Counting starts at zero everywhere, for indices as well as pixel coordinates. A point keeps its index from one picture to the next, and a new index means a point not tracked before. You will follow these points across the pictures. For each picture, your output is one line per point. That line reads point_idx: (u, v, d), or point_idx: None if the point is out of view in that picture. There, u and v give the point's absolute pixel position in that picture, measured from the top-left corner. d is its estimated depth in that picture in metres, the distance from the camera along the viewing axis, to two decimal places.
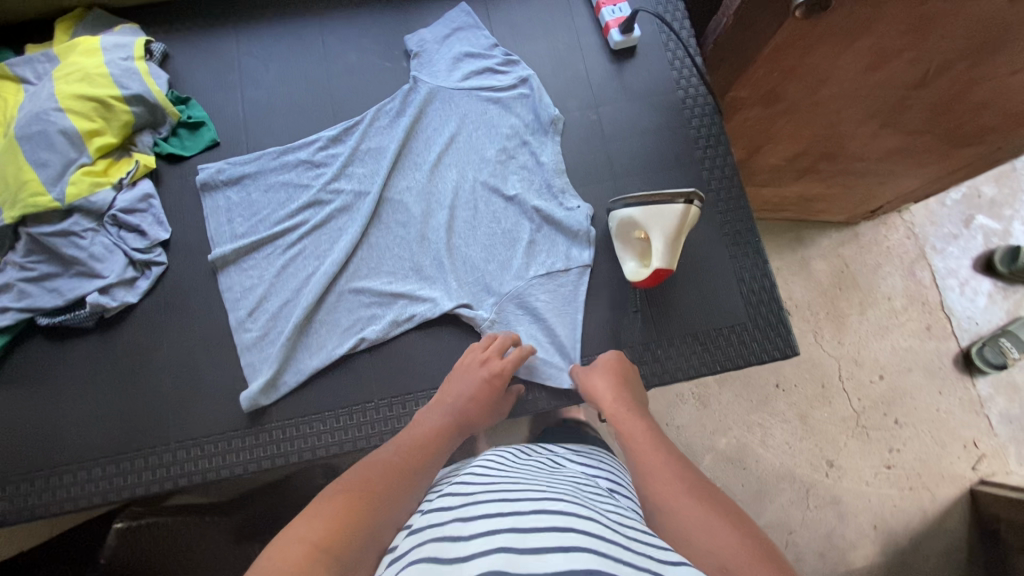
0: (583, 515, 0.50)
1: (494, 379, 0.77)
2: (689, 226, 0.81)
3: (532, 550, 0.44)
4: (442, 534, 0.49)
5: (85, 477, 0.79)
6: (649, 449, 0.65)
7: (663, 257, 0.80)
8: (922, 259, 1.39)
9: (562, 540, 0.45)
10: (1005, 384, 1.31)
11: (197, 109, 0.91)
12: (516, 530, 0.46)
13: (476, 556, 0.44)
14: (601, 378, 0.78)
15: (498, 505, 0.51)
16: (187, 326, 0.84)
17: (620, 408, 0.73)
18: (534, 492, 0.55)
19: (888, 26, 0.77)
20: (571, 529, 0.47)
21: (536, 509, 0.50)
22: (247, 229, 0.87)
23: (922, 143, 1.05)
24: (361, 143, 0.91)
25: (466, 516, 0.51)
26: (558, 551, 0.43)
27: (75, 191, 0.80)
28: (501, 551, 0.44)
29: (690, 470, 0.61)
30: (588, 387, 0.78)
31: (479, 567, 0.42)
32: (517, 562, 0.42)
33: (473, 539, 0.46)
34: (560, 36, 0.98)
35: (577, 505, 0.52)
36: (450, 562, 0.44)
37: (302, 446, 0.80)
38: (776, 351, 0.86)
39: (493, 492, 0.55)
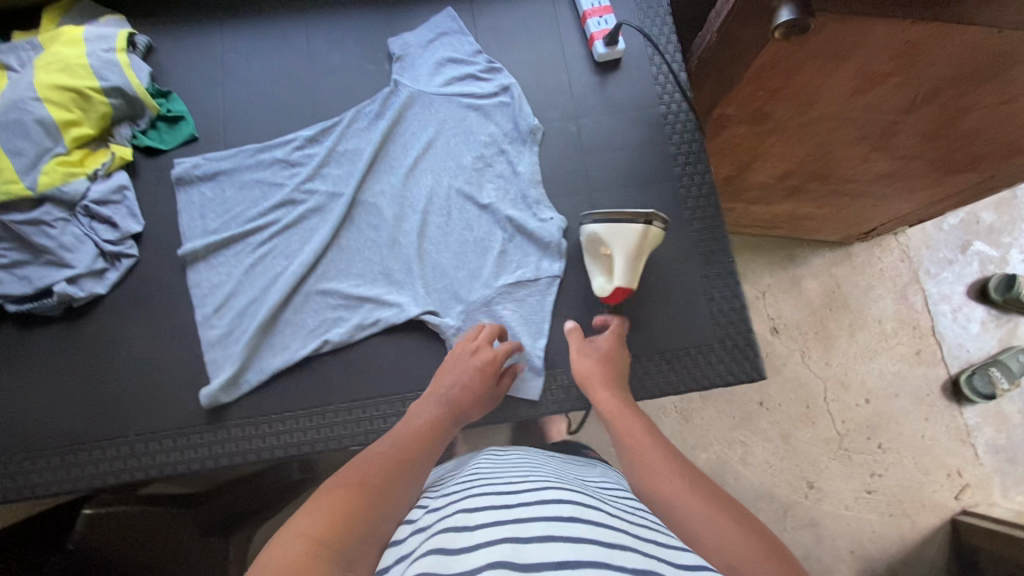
0: (586, 507, 0.53)
1: (487, 368, 0.77)
2: (650, 245, 0.80)
3: (537, 539, 0.46)
4: (448, 525, 0.52)
5: (43, 466, 0.79)
6: (645, 444, 0.66)
7: (622, 277, 0.81)
8: (916, 283, 1.37)
9: (563, 530, 0.48)
10: (995, 414, 1.29)
11: (177, 103, 0.92)
12: (519, 522, 0.49)
13: (483, 546, 0.46)
14: (598, 365, 0.78)
15: (502, 500, 0.54)
16: (154, 319, 0.84)
17: (614, 403, 0.73)
18: (535, 485, 0.58)
19: (873, 51, 0.75)
20: (574, 519, 0.50)
21: (538, 502, 0.53)
22: (219, 225, 0.88)
23: (912, 168, 1.04)
24: (338, 145, 0.91)
25: (471, 510, 0.53)
26: (563, 542, 0.46)
27: (47, 180, 0.81)
28: (507, 540, 0.47)
29: (686, 464, 0.62)
30: (584, 373, 0.78)
31: (487, 556, 0.45)
32: (524, 550, 0.45)
33: (479, 530, 0.49)
34: (544, 46, 0.98)
35: (579, 497, 0.55)
36: (458, 551, 0.47)
37: (259, 446, 0.80)
38: (742, 374, 0.86)
39: (495, 489, 0.58)
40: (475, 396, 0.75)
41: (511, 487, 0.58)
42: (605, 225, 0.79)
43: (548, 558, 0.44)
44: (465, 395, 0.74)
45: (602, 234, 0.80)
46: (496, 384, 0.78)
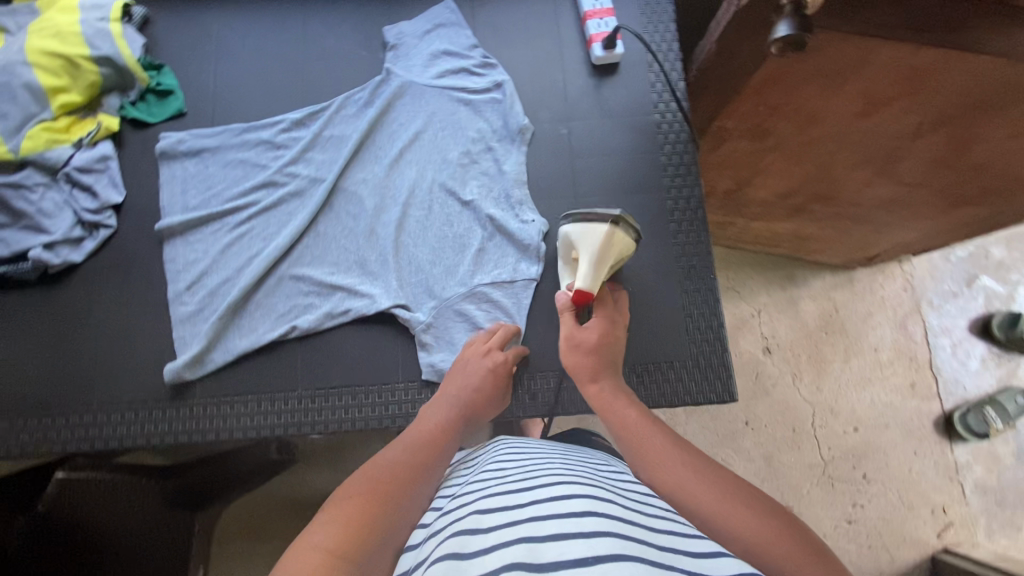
0: (603, 502, 0.51)
1: (497, 369, 0.77)
2: (619, 249, 0.78)
3: (554, 538, 0.44)
4: (462, 528, 0.50)
5: (5, 428, 0.79)
6: (645, 432, 0.64)
7: (585, 279, 0.78)
8: (916, 313, 1.34)
9: (580, 526, 0.45)
10: (986, 454, 1.26)
11: (168, 77, 0.91)
12: (532, 521, 0.47)
13: (497, 548, 0.44)
14: (588, 356, 0.75)
15: (511, 498, 0.52)
16: (127, 290, 0.84)
17: (606, 396, 0.71)
18: (547, 479, 0.56)
19: (877, 74, 0.73)
20: (589, 515, 0.47)
21: (549, 497, 0.51)
22: (199, 202, 0.87)
23: (917, 197, 1.01)
24: (324, 130, 0.91)
25: (483, 511, 0.51)
26: (580, 538, 0.44)
27: (30, 145, 0.82)
28: (522, 541, 0.45)
29: (692, 451, 0.60)
30: (572, 365, 0.76)
31: (502, 558, 0.43)
32: (540, 550, 0.43)
33: (491, 532, 0.47)
34: (542, 45, 0.96)
35: (594, 490, 0.53)
36: (472, 555, 0.45)
37: (220, 426, 0.80)
38: (713, 395, 0.84)
39: (504, 485, 0.56)
40: (484, 398, 0.75)
41: (521, 482, 0.56)
42: (572, 224, 0.79)
43: (567, 558, 0.42)
44: (477, 398, 0.74)
45: (569, 236, 0.80)
46: (503, 387, 0.78)
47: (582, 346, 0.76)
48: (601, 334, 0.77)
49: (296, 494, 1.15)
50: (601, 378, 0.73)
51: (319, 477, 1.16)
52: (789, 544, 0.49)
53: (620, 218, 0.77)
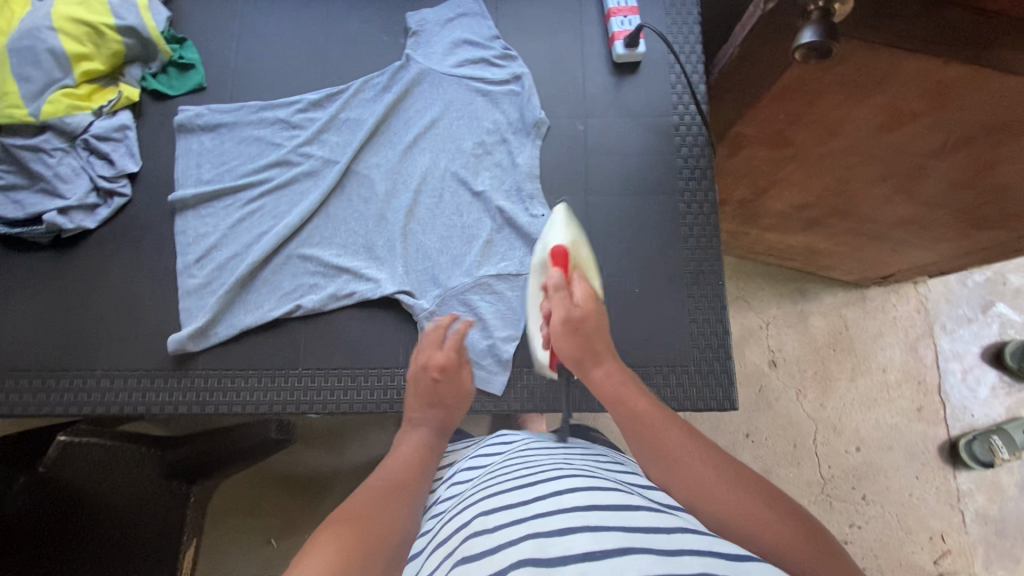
0: (607, 492, 0.51)
1: (445, 374, 0.72)
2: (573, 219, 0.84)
3: (559, 533, 0.45)
4: (468, 532, 0.50)
5: (10, 387, 0.81)
6: (661, 427, 0.60)
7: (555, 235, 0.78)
8: (928, 336, 1.32)
9: (585, 520, 0.46)
10: (989, 483, 1.23)
11: (191, 50, 0.92)
12: (536, 516, 0.48)
13: (504, 548, 0.45)
14: (594, 339, 0.67)
15: (515, 494, 0.53)
16: (137, 260, 0.85)
17: (615, 386, 0.65)
18: (549, 474, 0.56)
19: (903, 87, 0.72)
20: (594, 508, 0.48)
21: (553, 492, 0.51)
22: (213, 176, 0.88)
23: (937, 217, 0.99)
24: (340, 112, 0.91)
25: (488, 510, 0.51)
26: (585, 532, 0.45)
27: (51, 109, 0.82)
28: (528, 538, 0.45)
29: (713, 452, 0.57)
30: (580, 352, 0.67)
31: (510, 556, 0.44)
32: (547, 546, 0.44)
33: (497, 533, 0.47)
34: (563, 40, 0.96)
35: (595, 481, 0.54)
36: (480, 558, 0.45)
37: (221, 400, 0.81)
38: (713, 402, 0.83)
39: (507, 481, 0.56)
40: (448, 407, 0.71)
41: (523, 478, 0.56)
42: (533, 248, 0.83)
43: (572, 553, 0.43)
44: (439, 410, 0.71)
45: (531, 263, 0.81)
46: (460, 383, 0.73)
47: (580, 327, 0.67)
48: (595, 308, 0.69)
49: (292, 473, 1.16)
50: (609, 361, 0.67)
51: (315, 458, 1.17)
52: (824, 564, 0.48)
53: (561, 203, 0.84)
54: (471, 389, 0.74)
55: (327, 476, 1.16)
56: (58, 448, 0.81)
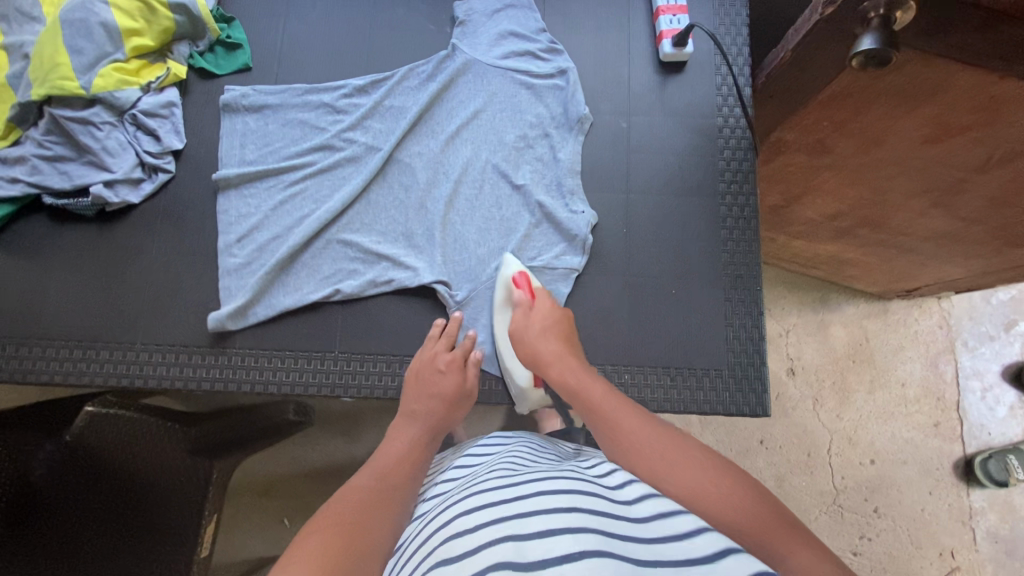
0: (587, 496, 0.50)
1: (451, 365, 0.78)
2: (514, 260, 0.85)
3: (540, 535, 0.44)
4: (447, 536, 0.48)
5: (51, 355, 0.82)
6: (619, 415, 0.62)
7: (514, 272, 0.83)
8: (950, 352, 1.31)
9: (565, 522, 0.46)
10: (1002, 502, 1.23)
11: (238, 31, 0.93)
12: (517, 516, 0.47)
13: (482, 549, 0.44)
14: (541, 342, 0.74)
15: (499, 493, 0.52)
16: (177, 236, 0.86)
17: (574, 381, 0.68)
18: (533, 475, 0.56)
19: (954, 100, 0.71)
20: (574, 511, 0.47)
21: (538, 493, 0.50)
22: (256, 157, 0.89)
23: (971, 232, 0.98)
24: (385, 100, 0.91)
25: (469, 509, 0.50)
26: (566, 534, 0.44)
27: (102, 83, 0.83)
28: (507, 540, 0.44)
29: (665, 430, 0.60)
30: (532, 354, 0.74)
31: (488, 559, 0.43)
32: (526, 548, 0.43)
33: (474, 534, 0.46)
34: (610, 36, 0.95)
35: (580, 483, 0.53)
36: (456, 561, 0.44)
37: (257, 378, 0.81)
38: (746, 407, 0.83)
39: (495, 479, 0.55)
40: (447, 398, 0.75)
41: (508, 478, 0.55)
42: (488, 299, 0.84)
43: (551, 555, 0.42)
44: (437, 403, 0.74)
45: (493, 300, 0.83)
46: (464, 377, 0.77)
47: (527, 332, 0.75)
48: (549, 315, 0.77)
49: (307, 455, 1.17)
50: (559, 361, 0.71)
51: (330, 445, 1.17)
52: (774, 525, 0.50)
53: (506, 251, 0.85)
54: (474, 391, 0.78)
55: (341, 463, 1.16)
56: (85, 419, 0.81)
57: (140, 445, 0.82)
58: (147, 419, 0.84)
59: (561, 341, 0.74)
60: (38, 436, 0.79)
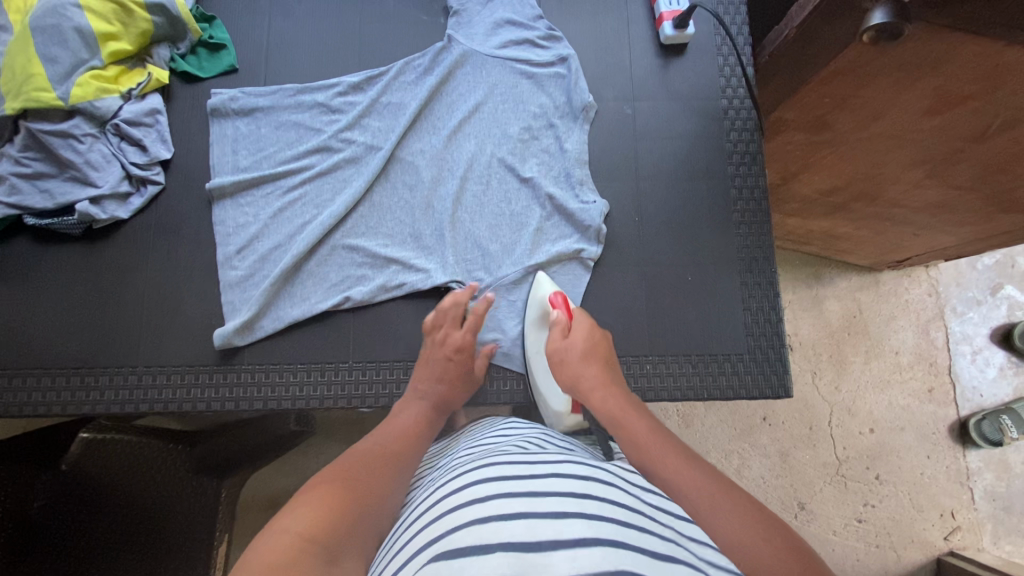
0: (603, 486, 0.48)
1: (459, 350, 0.75)
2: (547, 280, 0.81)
3: (553, 515, 0.42)
4: (453, 504, 0.46)
5: (47, 385, 0.77)
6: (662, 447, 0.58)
7: (550, 294, 0.79)
8: (940, 319, 1.31)
9: (580, 507, 0.44)
10: (998, 461, 1.24)
11: (220, 30, 0.88)
12: (531, 494, 0.45)
13: (494, 521, 0.41)
14: (583, 366, 0.70)
15: (515, 468, 0.49)
16: (171, 251, 0.82)
17: (616, 409, 0.64)
18: (549, 455, 0.53)
19: (957, 71, 0.69)
20: (589, 498, 0.45)
21: (553, 473, 0.48)
22: (250, 163, 0.85)
23: (967, 203, 0.96)
24: (382, 96, 0.88)
25: (480, 480, 0.48)
26: (581, 520, 0.42)
27: (81, 93, 0.77)
28: (520, 517, 0.42)
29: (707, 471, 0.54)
30: (572, 378, 0.70)
31: (498, 534, 0.40)
32: (539, 527, 0.41)
33: (486, 504, 0.44)
34: (608, 22, 0.94)
35: (596, 471, 0.51)
36: (465, 528, 0.42)
37: (268, 394, 0.78)
38: (769, 390, 0.83)
39: (511, 454, 0.53)
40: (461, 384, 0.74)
41: (521, 454, 0.53)
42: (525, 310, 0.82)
43: (564, 537, 0.40)
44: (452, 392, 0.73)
45: (528, 320, 0.81)
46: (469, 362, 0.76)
47: (564, 356, 0.72)
48: (589, 336, 0.73)
49: (312, 466, 1.11)
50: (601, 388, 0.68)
51: (335, 453, 1.12)
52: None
53: (540, 272, 0.82)
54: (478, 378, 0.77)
55: None
56: (82, 444, 0.74)
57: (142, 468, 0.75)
58: (147, 442, 0.77)
59: (602, 366, 0.71)
60: (34, 469, 0.73)
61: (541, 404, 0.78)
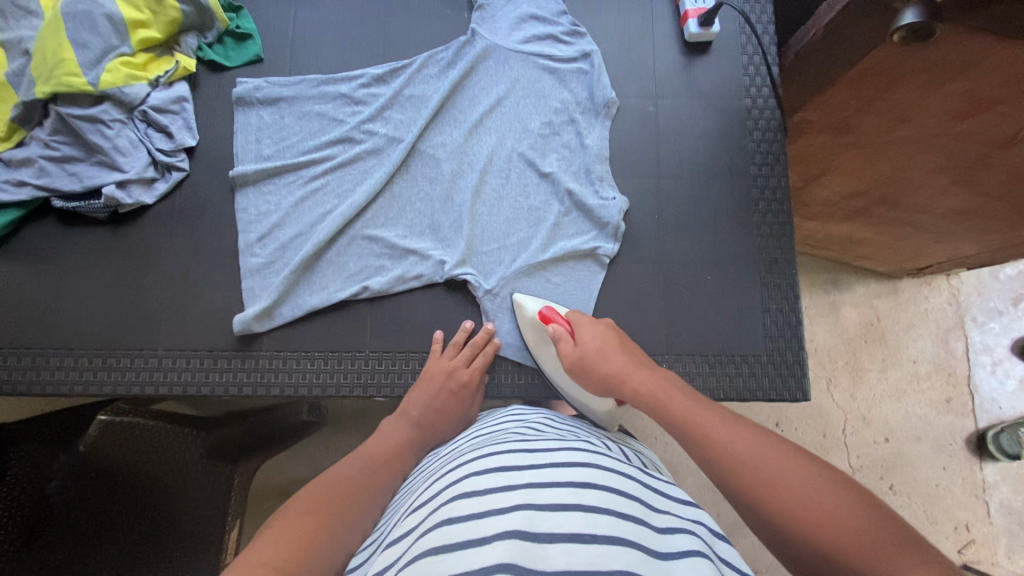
0: (608, 471, 0.48)
1: (462, 387, 0.76)
2: (525, 300, 0.80)
3: (552, 507, 0.41)
4: (452, 494, 0.46)
5: (70, 365, 0.79)
6: (704, 420, 0.57)
7: (534, 312, 0.79)
8: (959, 328, 1.29)
9: (579, 496, 0.43)
10: (1015, 475, 1.21)
11: (247, 20, 0.89)
12: (530, 486, 0.44)
13: (492, 513, 0.41)
14: (609, 363, 0.67)
15: (517, 457, 0.49)
16: (193, 237, 0.83)
17: (651, 392, 0.63)
18: (552, 443, 0.53)
19: (987, 74, 0.68)
20: (588, 486, 0.45)
21: (555, 463, 0.47)
22: (273, 152, 0.86)
23: (993, 210, 0.92)
24: (404, 89, 0.88)
25: (480, 469, 0.48)
26: (578, 511, 0.41)
27: (110, 79, 0.79)
28: (518, 508, 0.41)
29: (889, 513, 0.47)
30: (606, 377, 0.67)
31: (497, 526, 0.40)
32: (537, 520, 0.40)
33: (486, 493, 0.44)
34: (633, 18, 0.93)
35: (601, 458, 0.51)
36: (462, 519, 0.42)
37: (285, 380, 0.79)
38: (786, 392, 0.82)
39: (513, 442, 0.53)
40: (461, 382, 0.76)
41: (524, 442, 0.53)
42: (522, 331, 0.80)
43: (562, 531, 0.40)
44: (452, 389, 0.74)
45: (529, 341, 0.80)
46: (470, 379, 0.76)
47: (587, 359, 0.69)
48: (598, 332, 0.70)
49: (322, 456, 1.12)
50: (635, 371, 0.66)
51: (346, 443, 1.13)
52: (868, 532, 0.45)
53: (517, 295, 0.81)
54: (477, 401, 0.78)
55: None
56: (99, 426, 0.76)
57: (160, 452, 0.77)
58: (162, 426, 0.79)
59: (625, 354, 0.68)
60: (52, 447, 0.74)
61: (583, 409, 0.75)
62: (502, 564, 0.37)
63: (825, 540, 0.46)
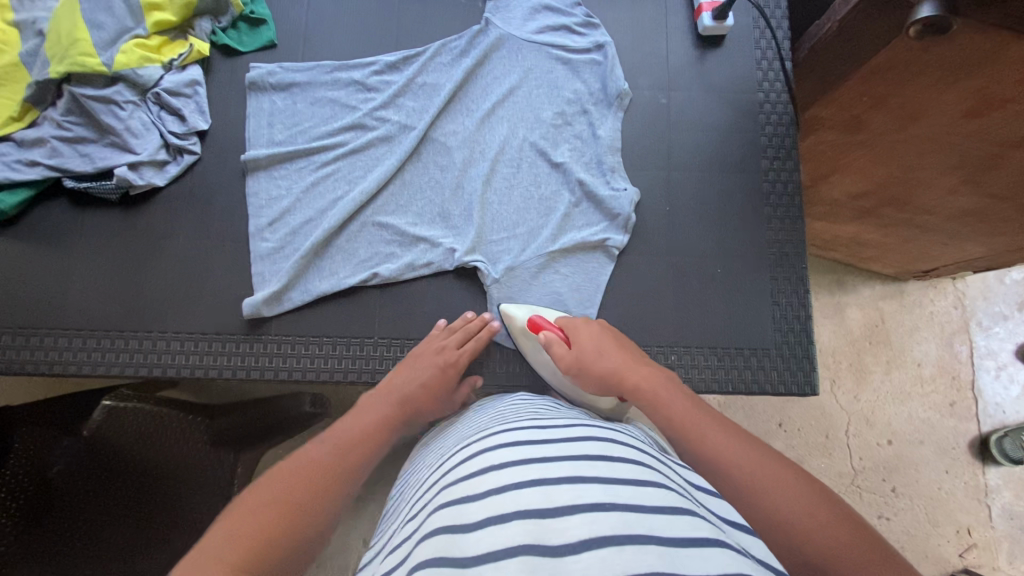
0: (620, 446, 0.48)
1: (450, 366, 0.74)
2: (511, 308, 0.79)
3: (568, 481, 0.41)
4: (469, 469, 0.46)
5: (78, 345, 0.78)
6: (700, 422, 0.59)
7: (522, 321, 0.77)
8: (965, 331, 1.29)
9: (596, 469, 0.43)
10: (1018, 480, 1.21)
11: (262, 5, 0.89)
12: (544, 463, 0.44)
13: (510, 490, 0.41)
14: (607, 362, 0.68)
15: (530, 436, 0.49)
16: (202, 221, 0.83)
17: (648, 388, 0.64)
18: (562, 422, 0.53)
19: (1002, 69, 0.66)
20: (603, 460, 0.45)
21: (569, 440, 0.48)
22: (285, 137, 0.86)
23: (1001, 212, 0.91)
24: (417, 77, 0.88)
25: (493, 448, 0.48)
26: (596, 483, 0.41)
27: (124, 60, 0.79)
28: (535, 484, 0.41)
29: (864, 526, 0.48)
30: (604, 373, 0.68)
31: (514, 502, 0.40)
32: (554, 493, 0.40)
33: (501, 471, 0.44)
34: (647, 10, 0.93)
35: (614, 436, 0.51)
36: (480, 498, 0.41)
37: (294, 365, 0.79)
38: (795, 386, 0.82)
39: (524, 423, 0.53)
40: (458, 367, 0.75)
41: (535, 422, 0.53)
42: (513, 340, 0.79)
43: (580, 501, 0.39)
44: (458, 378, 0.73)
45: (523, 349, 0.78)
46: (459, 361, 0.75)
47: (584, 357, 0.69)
48: (594, 333, 0.72)
49: None
50: (632, 369, 0.67)
51: None
52: (842, 541, 0.46)
53: (506, 305, 0.79)
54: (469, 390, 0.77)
55: None
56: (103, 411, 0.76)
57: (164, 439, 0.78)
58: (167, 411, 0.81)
59: (622, 350, 0.70)
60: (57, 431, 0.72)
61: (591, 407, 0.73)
62: (522, 544, 0.36)
63: (805, 535, 0.47)
